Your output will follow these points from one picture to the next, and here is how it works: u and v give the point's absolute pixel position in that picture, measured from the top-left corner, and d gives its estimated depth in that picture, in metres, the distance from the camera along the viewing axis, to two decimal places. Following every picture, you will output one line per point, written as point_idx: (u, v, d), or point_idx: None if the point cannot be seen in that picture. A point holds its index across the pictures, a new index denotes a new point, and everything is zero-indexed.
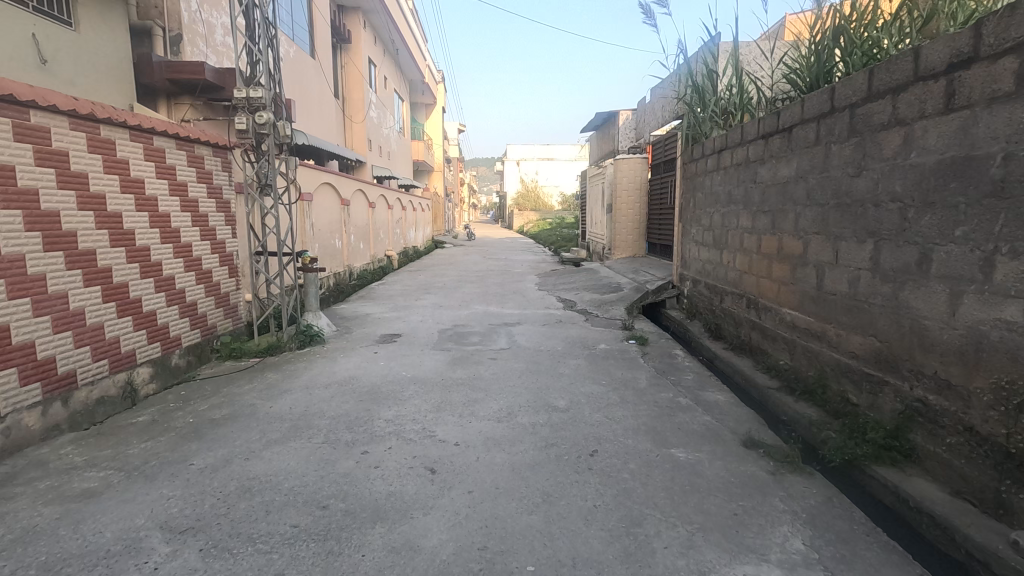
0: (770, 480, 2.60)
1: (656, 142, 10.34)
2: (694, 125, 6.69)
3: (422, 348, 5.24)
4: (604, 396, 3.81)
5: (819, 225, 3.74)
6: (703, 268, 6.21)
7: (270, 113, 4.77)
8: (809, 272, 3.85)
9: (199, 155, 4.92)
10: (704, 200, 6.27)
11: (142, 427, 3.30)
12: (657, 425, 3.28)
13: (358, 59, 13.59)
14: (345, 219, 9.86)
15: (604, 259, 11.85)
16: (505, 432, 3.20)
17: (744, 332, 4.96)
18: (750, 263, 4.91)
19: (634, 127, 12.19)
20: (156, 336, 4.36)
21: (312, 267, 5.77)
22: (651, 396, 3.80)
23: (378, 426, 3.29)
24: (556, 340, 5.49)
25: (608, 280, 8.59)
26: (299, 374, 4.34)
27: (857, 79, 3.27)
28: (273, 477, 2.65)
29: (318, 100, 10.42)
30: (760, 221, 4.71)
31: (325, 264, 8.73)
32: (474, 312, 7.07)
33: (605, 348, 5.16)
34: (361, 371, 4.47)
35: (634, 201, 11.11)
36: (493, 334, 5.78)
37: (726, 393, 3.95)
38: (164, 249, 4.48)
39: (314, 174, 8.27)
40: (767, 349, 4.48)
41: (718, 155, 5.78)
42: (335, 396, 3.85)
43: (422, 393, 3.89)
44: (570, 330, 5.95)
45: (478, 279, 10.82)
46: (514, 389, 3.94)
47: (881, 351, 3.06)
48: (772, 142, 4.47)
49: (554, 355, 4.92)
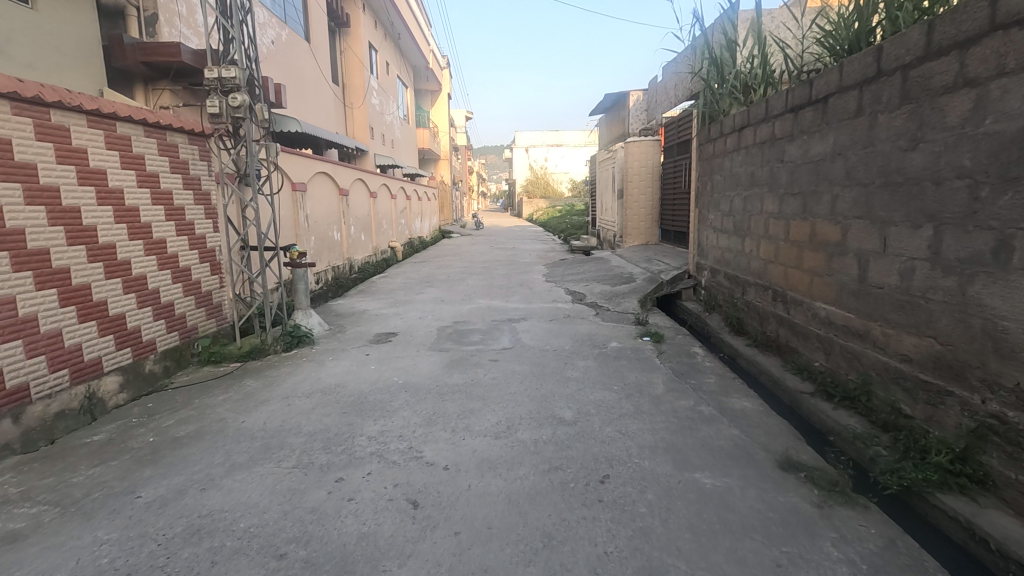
0: (818, 516, 2.17)
1: (668, 123, 9.80)
2: (712, 103, 6.17)
3: (418, 348, 4.84)
4: (616, 405, 3.39)
5: (861, 208, 3.26)
6: (723, 257, 5.74)
7: (246, 95, 4.34)
8: (849, 262, 3.38)
9: (173, 142, 4.53)
10: (722, 183, 5.78)
11: (96, 448, 2.93)
12: (677, 442, 2.86)
13: (358, 44, 13.17)
14: (344, 210, 9.46)
15: (615, 247, 11.39)
16: (502, 452, 2.79)
17: (770, 328, 4.50)
18: (777, 251, 4.44)
19: (645, 108, 11.62)
20: (126, 341, 4.01)
21: (300, 262, 5.38)
22: (670, 405, 3.37)
23: (359, 446, 2.90)
24: (563, 338, 5.06)
25: (620, 270, 8.14)
26: (281, 382, 3.96)
27: (911, 35, 2.78)
28: (229, 514, 2.27)
29: (313, 87, 10.00)
30: (788, 205, 4.23)
31: (323, 257, 8.35)
32: (477, 306, 6.67)
33: (617, 347, 4.73)
34: (349, 377, 4.08)
35: (646, 186, 10.61)
36: (495, 332, 5.37)
37: (754, 400, 3.51)
38: (133, 247, 4.11)
39: (309, 163, 7.89)
40: (798, 347, 4.02)
41: (739, 134, 5.28)
42: (317, 408, 3.47)
43: (413, 403, 3.48)
44: (578, 326, 5.52)
45: (483, 270, 10.41)
46: (516, 398, 3.53)
47: (943, 356, 2.60)
48: (802, 116, 3.98)
49: (561, 355, 4.49)
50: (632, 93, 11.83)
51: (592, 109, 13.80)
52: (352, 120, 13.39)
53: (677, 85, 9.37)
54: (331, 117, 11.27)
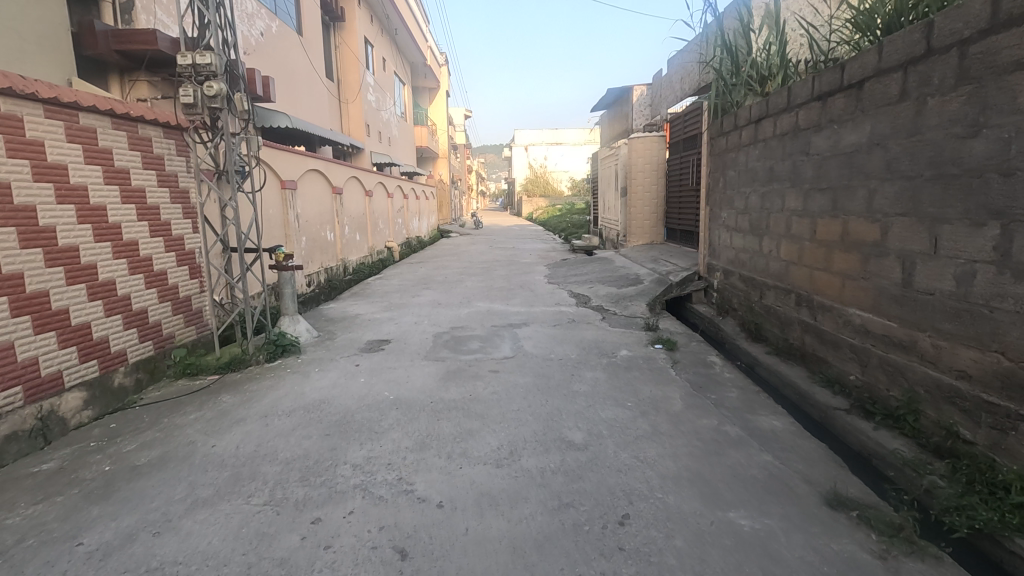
0: (881, 570, 1.82)
1: (674, 118, 9.43)
2: (725, 94, 5.82)
3: (413, 357, 4.48)
4: (632, 425, 3.04)
5: (904, 205, 2.92)
6: (737, 258, 5.41)
7: (223, 83, 3.96)
8: (890, 265, 3.04)
9: (146, 135, 4.18)
10: (736, 179, 5.44)
11: (43, 479, 2.58)
12: (704, 471, 2.51)
13: (353, 38, 12.79)
14: (338, 209, 9.10)
15: (618, 247, 11.05)
16: (504, 484, 2.44)
17: (794, 336, 4.15)
18: (801, 252, 4.09)
19: (649, 103, 11.24)
20: (91, 353, 3.66)
21: (286, 265, 5.04)
22: (691, 425, 3.02)
23: (341, 477, 2.54)
24: (568, 345, 4.71)
25: (625, 271, 7.79)
26: (260, 398, 3.60)
27: (971, 4, 2.43)
28: (183, 567, 1.92)
29: (305, 82, 9.64)
30: (815, 202, 3.88)
31: (315, 258, 8.00)
32: (476, 310, 6.32)
33: (627, 356, 4.38)
34: (336, 391, 3.73)
35: (651, 184, 10.27)
36: (495, 338, 5.02)
37: (783, 418, 3.16)
38: (99, 249, 3.76)
39: (301, 160, 7.55)
40: (827, 358, 3.68)
41: (756, 126, 4.93)
42: (297, 428, 3.12)
43: (404, 423, 3.13)
44: (584, 332, 5.17)
45: (482, 270, 10.06)
46: (518, 416, 3.17)
47: (1012, 374, 2.26)
48: (832, 103, 3.62)
49: (566, 366, 4.14)
50: (636, 88, 11.46)
51: (593, 105, 13.44)
52: (347, 116, 13.04)
53: (683, 79, 9.02)
54: (325, 113, 10.92)
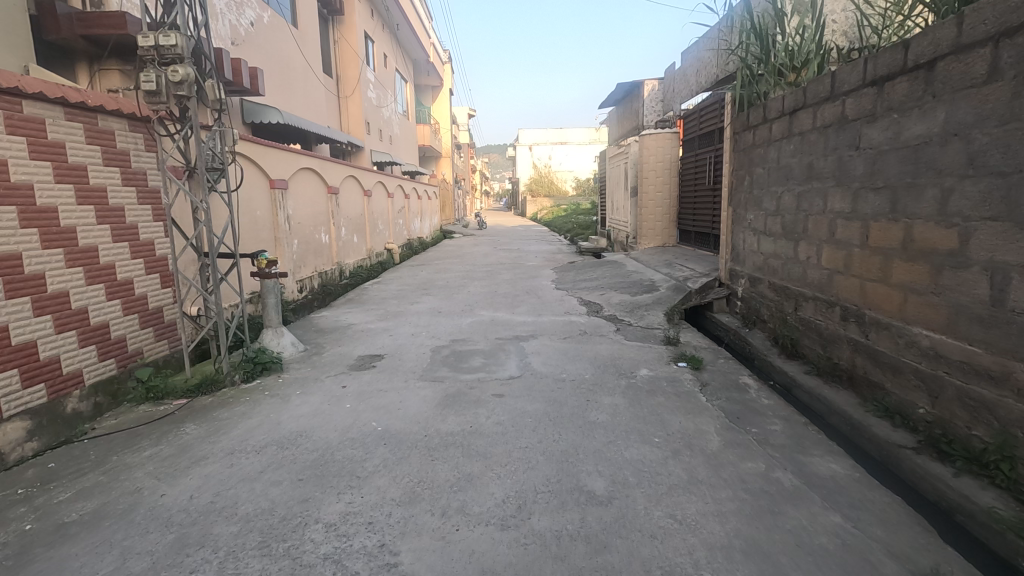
0: None
1: (691, 113, 8.92)
2: (752, 84, 5.32)
3: (407, 377, 4.00)
4: (662, 470, 2.54)
5: (995, 207, 2.42)
6: (767, 264, 4.92)
7: (190, 67, 3.48)
8: (973, 280, 2.54)
9: (107, 128, 3.72)
10: (766, 177, 4.94)
11: None
12: (760, 538, 2.02)
13: (352, 33, 12.38)
14: (334, 210, 8.63)
15: (628, 249, 10.54)
16: (512, 556, 1.96)
17: (840, 355, 3.65)
18: (850, 260, 3.59)
19: (662, 97, 10.71)
20: (38, 376, 3.19)
21: (269, 272, 4.58)
22: (733, 470, 2.53)
23: (310, 543, 2.06)
24: (581, 363, 4.22)
25: (639, 276, 7.29)
26: (229, 430, 3.12)
27: None
28: None
29: (300, 76, 9.18)
30: (867, 203, 3.38)
31: (309, 262, 7.53)
32: (478, 319, 5.83)
33: (648, 377, 3.88)
34: (316, 420, 3.25)
35: (663, 183, 9.76)
36: (499, 354, 4.52)
37: (841, 461, 2.66)
38: (48, 256, 3.29)
39: (293, 158, 7.08)
40: (885, 384, 3.18)
41: (791, 118, 4.43)
42: (265, 471, 2.63)
43: (392, 465, 2.65)
44: (598, 346, 4.67)
45: (486, 274, 9.56)
46: (528, 457, 2.69)
47: None
48: (892, 88, 3.12)
49: (581, 389, 3.65)
50: (646, 82, 10.92)
51: (601, 101, 12.90)
52: (347, 116, 12.54)
53: (699, 72, 8.50)
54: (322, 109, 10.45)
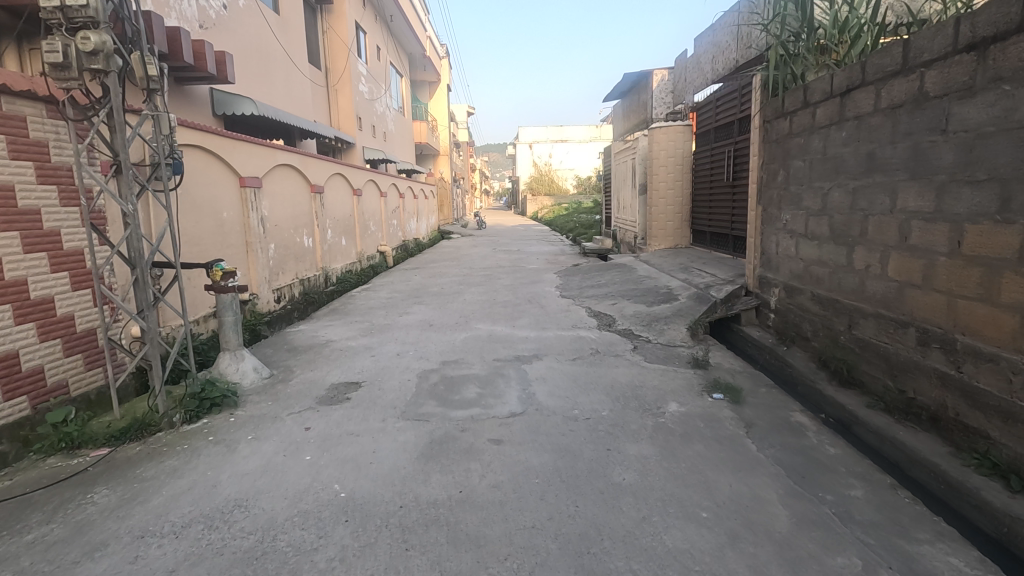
0: None
1: (707, 104, 8.23)
2: (788, 61, 4.61)
3: (385, 414, 3.30)
4: (720, 570, 1.85)
5: None
6: (809, 272, 4.22)
7: (107, 35, 2.78)
8: None
9: (16, 113, 3.02)
10: (807, 171, 4.25)
11: None
12: None
13: (342, 23, 11.68)
14: (319, 211, 7.94)
15: (637, 251, 9.84)
16: None
17: (920, 388, 2.96)
18: (932, 271, 2.90)
19: (672, 88, 9.99)
20: None
21: (226, 285, 3.91)
22: (819, 571, 1.83)
23: None
24: (595, 395, 3.52)
25: (653, 283, 6.58)
26: (148, 497, 2.42)
27: None
28: None
29: (280, 65, 8.47)
30: (960, 200, 2.69)
31: (289, 269, 6.84)
32: (474, 335, 5.12)
33: (678, 414, 3.19)
34: (264, 481, 2.55)
35: (675, 180, 9.05)
36: (498, 382, 3.81)
37: (960, 551, 1.97)
38: None
39: (269, 153, 6.39)
40: (992, 432, 2.48)
41: (843, 99, 3.74)
42: (180, 570, 1.93)
43: (353, 560, 1.96)
44: (614, 372, 3.97)
45: (484, 280, 8.84)
46: (536, 548, 1.99)
47: None
48: (1002, 54, 2.43)
49: (598, 434, 2.95)
50: (655, 71, 10.20)
51: (606, 94, 12.19)
52: (336, 108, 11.93)
53: (715, 58, 7.79)
54: (307, 102, 9.75)
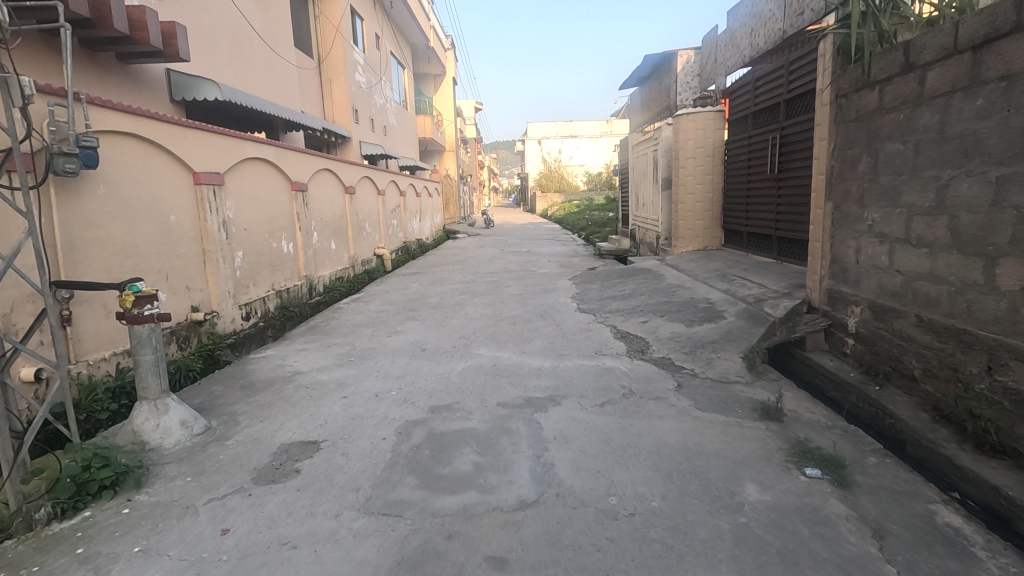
0: None
1: (743, 85, 7.16)
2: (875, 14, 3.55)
3: (342, 504, 2.32)
4: None
5: None
6: (914, 290, 3.17)
7: None
8: None
9: None
10: (911, 154, 3.20)
11: None
12: None
13: (333, 6, 10.70)
14: (301, 211, 6.98)
15: (661, 254, 8.79)
16: None
17: None
18: None
19: (699, 70, 8.90)
20: None
21: (140, 315, 2.92)
22: None
23: None
24: (638, 471, 2.51)
25: (688, 295, 5.54)
26: None
27: None
28: None
29: (257, 47, 7.51)
30: None
31: (262, 280, 5.88)
32: (474, 366, 4.12)
33: (766, 510, 2.17)
34: None
35: (704, 173, 7.97)
36: (503, 444, 2.81)
37: None
38: None
39: (236, 144, 5.43)
40: None
41: (980, 53, 2.69)
42: None
43: None
44: (658, 427, 2.96)
45: (490, 288, 7.85)
46: None
47: None
48: None
49: (653, 551, 1.95)
50: (679, 52, 9.10)
51: (624, 81, 11.09)
52: (329, 100, 11.00)
53: (755, 32, 6.71)
54: (292, 91, 8.77)
